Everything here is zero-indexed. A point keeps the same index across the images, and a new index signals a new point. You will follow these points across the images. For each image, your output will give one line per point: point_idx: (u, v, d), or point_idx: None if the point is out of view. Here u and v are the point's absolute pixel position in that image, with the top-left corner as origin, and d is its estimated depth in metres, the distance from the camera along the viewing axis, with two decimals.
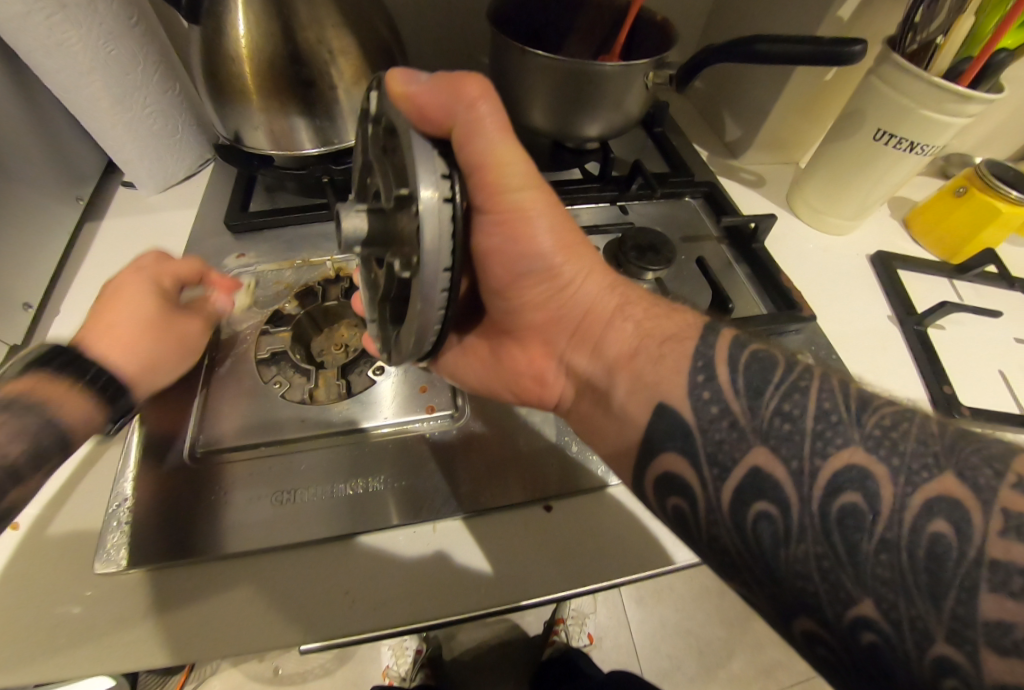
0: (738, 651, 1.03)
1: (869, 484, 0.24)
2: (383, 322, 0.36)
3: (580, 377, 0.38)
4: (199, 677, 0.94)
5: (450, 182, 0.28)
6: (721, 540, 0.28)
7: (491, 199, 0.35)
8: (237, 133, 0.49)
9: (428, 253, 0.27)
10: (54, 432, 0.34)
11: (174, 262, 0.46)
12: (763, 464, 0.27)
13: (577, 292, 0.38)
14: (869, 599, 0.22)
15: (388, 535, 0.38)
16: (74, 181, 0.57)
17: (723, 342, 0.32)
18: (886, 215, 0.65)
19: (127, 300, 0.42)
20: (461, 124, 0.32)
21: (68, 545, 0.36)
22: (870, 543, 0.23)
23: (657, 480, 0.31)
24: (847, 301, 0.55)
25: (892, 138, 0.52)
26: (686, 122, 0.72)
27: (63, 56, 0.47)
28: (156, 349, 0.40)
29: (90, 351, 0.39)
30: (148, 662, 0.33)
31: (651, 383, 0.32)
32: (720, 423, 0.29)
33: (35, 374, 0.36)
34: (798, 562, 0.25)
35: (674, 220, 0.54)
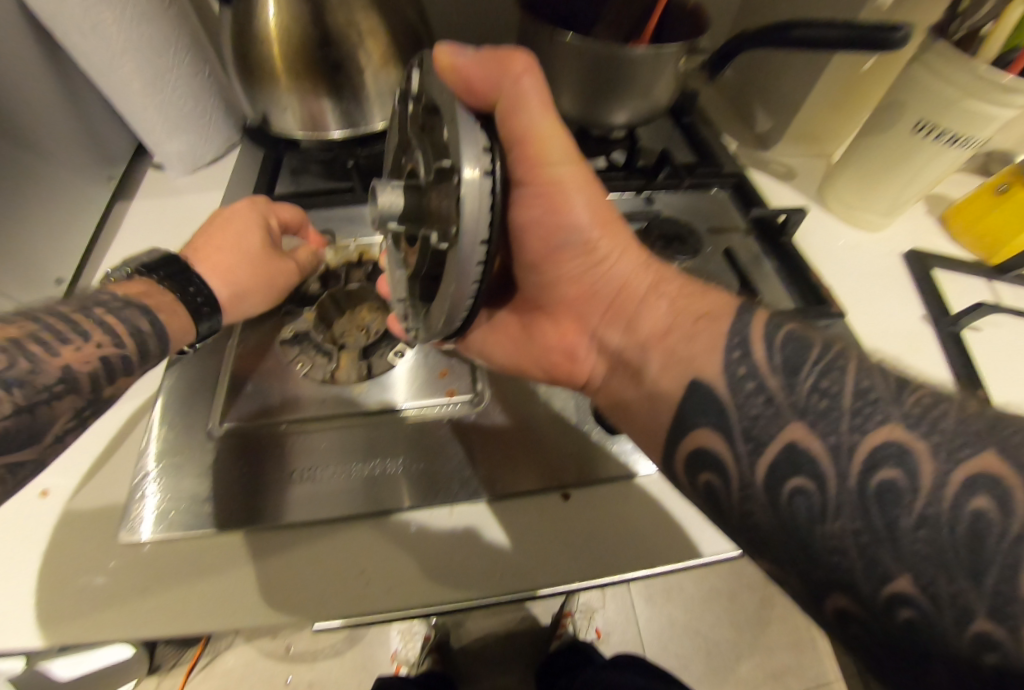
0: (748, 655, 1.02)
1: (908, 458, 0.22)
2: (411, 303, 0.36)
3: (611, 354, 0.37)
4: (214, 651, 0.97)
5: (492, 157, 0.27)
6: (754, 517, 0.27)
7: (530, 171, 0.35)
8: (265, 114, 0.49)
9: (468, 225, 0.26)
10: (159, 339, 0.35)
11: (282, 206, 0.48)
12: (800, 438, 0.26)
13: (612, 269, 0.37)
14: (908, 575, 0.21)
15: (406, 517, 0.38)
16: (106, 161, 0.58)
17: (759, 319, 0.30)
18: (921, 213, 0.63)
19: (240, 233, 0.43)
20: (507, 95, 0.33)
21: (95, 518, 0.37)
22: (909, 520, 0.22)
23: (687, 458, 0.31)
24: (879, 298, 0.53)
25: (933, 129, 0.50)
26: (715, 113, 0.70)
27: (98, 36, 0.47)
28: (249, 279, 0.42)
29: (195, 268, 0.41)
30: (173, 630, 0.34)
31: (683, 356, 0.32)
32: (756, 398, 0.28)
33: (146, 280, 0.38)
34: (833, 538, 0.23)
35: (700, 211, 0.53)
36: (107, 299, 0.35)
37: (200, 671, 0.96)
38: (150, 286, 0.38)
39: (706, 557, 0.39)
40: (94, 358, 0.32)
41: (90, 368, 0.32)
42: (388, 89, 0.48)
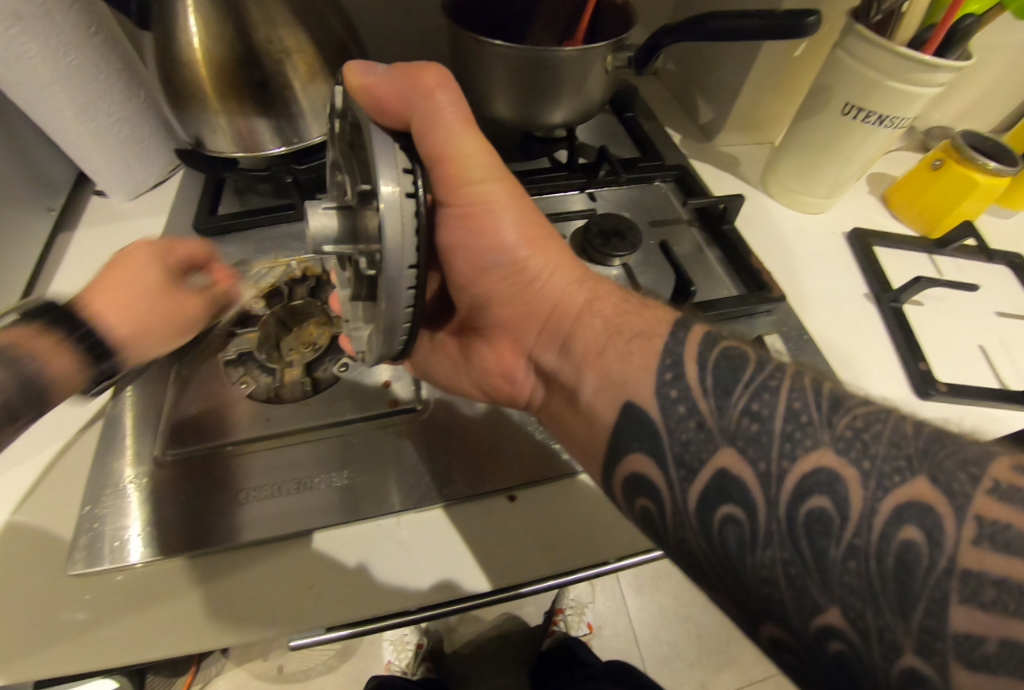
0: (739, 635, 1.04)
1: (838, 486, 0.23)
2: (355, 323, 0.36)
3: (549, 376, 0.37)
4: (206, 677, 0.96)
5: (413, 178, 0.27)
6: (688, 543, 0.28)
7: (454, 192, 0.34)
8: (198, 137, 0.48)
9: (390, 253, 0.26)
10: (42, 386, 0.33)
11: (183, 244, 0.45)
12: (731, 465, 0.26)
13: (544, 288, 0.37)
14: (836, 608, 0.22)
15: (376, 524, 0.39)
16: (45, 191, 0.57)
17: (694, 339, 0.31)
18: (863, 192, 0.64)
19: (135, 267, 0.41)
20: (420, 115, 0.32)
21: (36, 557, 0.36)
22: (838, 550, 0.22)
23: (625, 483, 0.31)
24: (823, 279, 0.55)
25: (861, 111, 0.51)
26: (659, 106, 0.71)
27: (23, 69, 0.47)
28: (151, 314, 0.40)
29: (81, 309, 0.38)
30: (141, 657, 0.34)
31: (617, 379, 0.32)
32: (687, 423, 0.29)
33: (19, 329, 0.33)
34: (763, 568, 0.24)
35: (641, 205, 0.54)
36: None
37: None
38: (23, 332, 0.33)
39: (648, 553, 0.40)
40: (11, 383, 0.32)
41: (13, 394, 0.32)
42: (321, 104, 0.48)
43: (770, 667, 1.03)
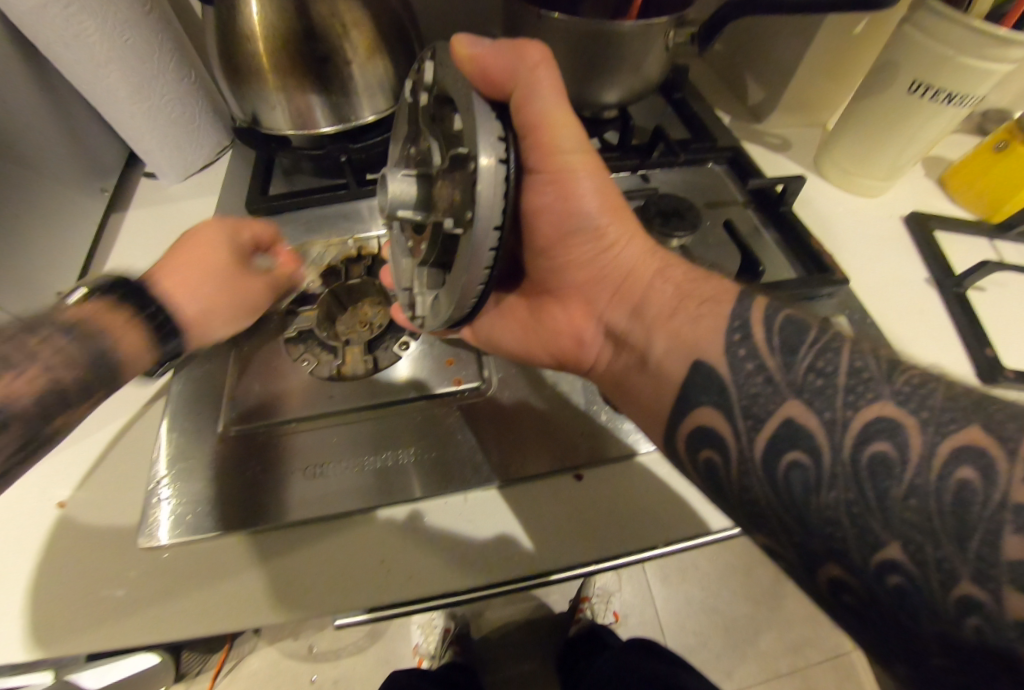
0: (766, 628, 1.03)
1: (899, 433, 0.23)
2: (416, 288, 0.35)
3: (619, 339, 0.36)
4: (240, 654, 0.98)
5: (506, 145, 0.27)
6: (752, 491, 0.27)
7: (545, 159, 0.34)
8: (254, 114, 0.49)
9: (483, 210, 0.26)
10: (111, 361, 0.32)
11: (249, 224, 0.45)
12: (795, 414, 0.26)
13: (621, 255, 0.36)
14: (896, 543, 0.21)
15: (421, 506, 0.39)
16: (98, 172, 0.58)
17: (758, 304, 0.30)
18: (919, 175, 0.62)
19: (204, 249, 0.41)
20: (523, 85, 0.33)
21: (115, 528, 0.37)
22: (899, 489, 0.22)
23: (689, 437, 0.30)
24: (882, 262, 0.53)
25: (929, 89, 0.49)
26: (706, 88, 0.70)
27: (81, 46, 0.47)
28: (219, 295, 0.40)
29: (154, 289, 0.38)
30: (199, 630, 0.34)
31: (687, 338, 0.31)
32: (756, 379, 0.27)
33: (101, 299, 0.34)
34: (826, 510, 0.23)
35: (695, 186, 0.53)
36: (50, 324, 0.31)
37: (227, 675, 0.97)
38: (99, 305, 0.34)
39: (712, 534, 0.39)
40: (41, 384, 0.29)
41: (43, 392, 0.29)
42: (376, 82, 0.48)
43: (798, 661, 1.02)
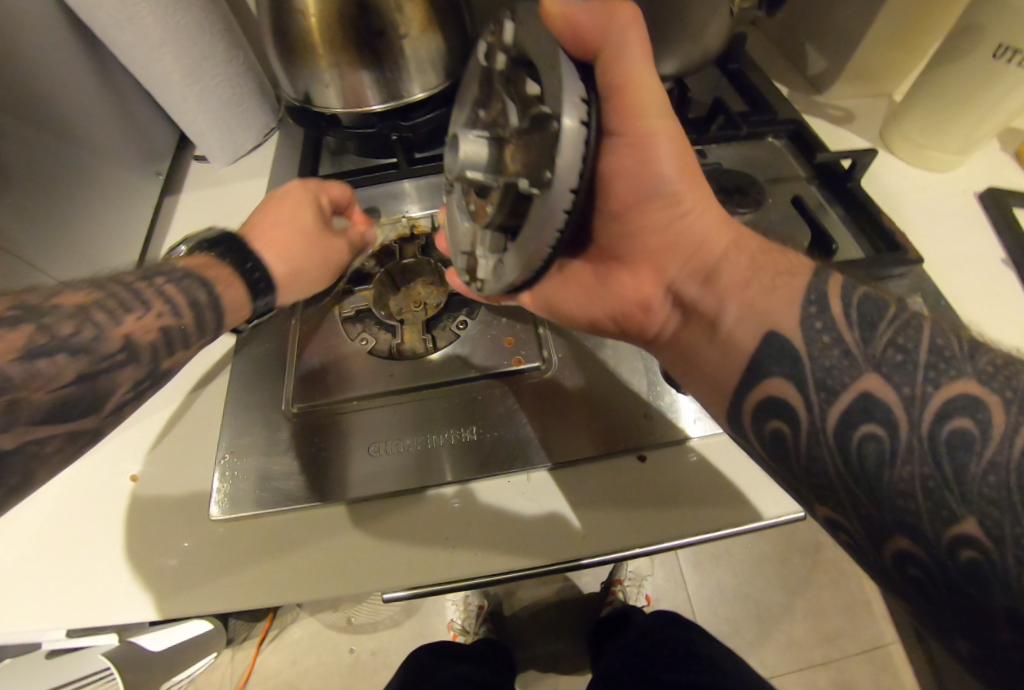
0: (799, 616, 1.01)
1: (981, 411, 0.22)
2: (479, 250, 0.34)
3: (686, 309, 0.34)
4: (282, 623, 1.02)
5: (589, 108, 0.26)
6: (821, 463, 0.26)
7: (625, 117, 0.31)
8: (308, 94, 0.48)
9: (561, 171, 0.25)
10: (216, 314, 0.36)
11: (329, 185, 0.47)
12: (874, 388, 0.25)
13: (697, 224, 0.33)
14: (974, 518, 0.21)
15: (480, 484, 0.39)
16: (153, 156, 0.59)
17: (835, 278, 0.29)
18: (995, 149, 0.58)
19: (293, 208, 0.44)
20: (611, 44, 0.31)
21: (182, 504, 0.39)
22: (979, 465, 0.22)
23: (755, 408, 0.30)
24: (958, 240, 0.50)
25: (1016, 53, 0.46)
26: (764, 59, 0.67)
27: (136, 28, 0.48)
28: (303, 257, 0.42)
29: (250, 244, 0.41)
30: (267, 599, 0.36)
31: (757, 309, 0.29)
32: (831, 350, 0.27)
33: (204, 255, 0.38)
34: (901, 482, 0.23)
35: (757, 162, 0.51)
36: (166, 272, 0.35)
37: (270, 643, 1.01)
38: (205, 258, 0.38)
39: (771, 518, 0.37)
40: (155, 328, 0.32)
41: (158, 333, 0.32)
42: (427, 58, 0.47)
43: (832, 652, 0.99)
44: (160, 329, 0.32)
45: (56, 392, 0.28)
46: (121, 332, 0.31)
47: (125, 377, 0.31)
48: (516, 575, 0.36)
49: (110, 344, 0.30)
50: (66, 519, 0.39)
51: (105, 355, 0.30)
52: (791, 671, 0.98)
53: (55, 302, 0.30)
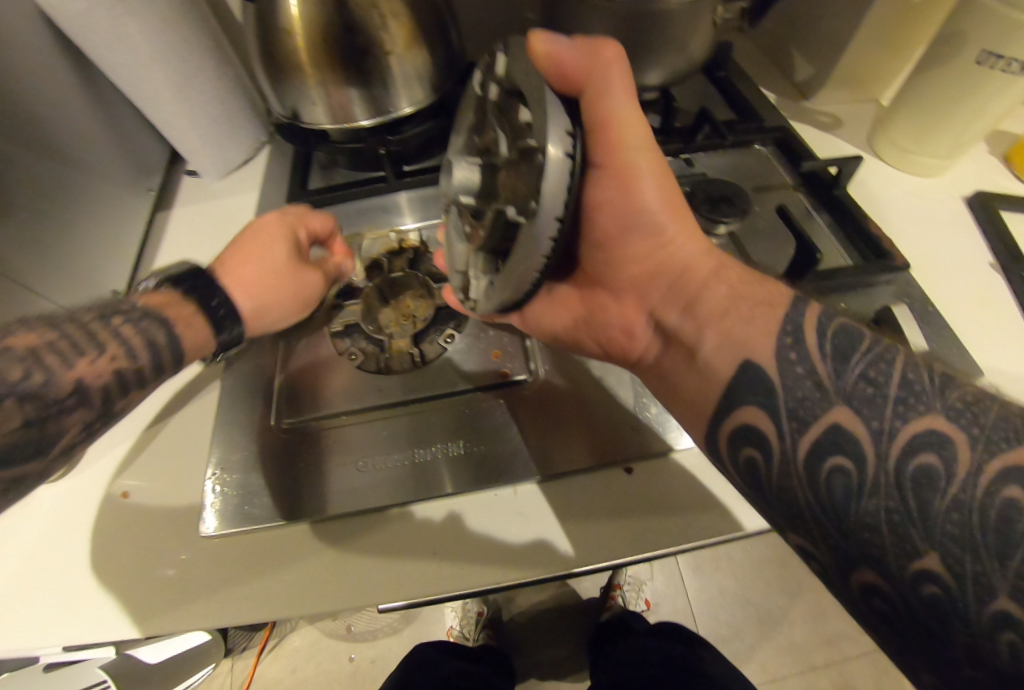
0: (798, 620, 1.01)
1: (947, 447, 0.22)
2: (473, 272, 0.35)
3: (667, 335, 0.35)
4: (282, 632, 1.02)
5: (574, 139, 0.26)
6: (791, 492, 0.26)
7: (609, 155, 0.33)
8: (295, 110, 0.49)
9: (545, 201, 0.25)
10: (173, 352, 0.36)
11: (311, 216, 0.47)
12: (844, 421, 0.25)
13: (678, 253, 0.35)
14: (934, 553, 0.21)
15: (467, 499, 0.39)
16: (143, 172, 0.59)
17: (813, 309, 0.29)
18: (981, 153, 0.58)
19: (266, 244, 0.43)
20: (597, 83, 0.32)
21: (167, 525, 0.39)
22: (941, 502, 0.21)
23: (731, 435, 0.30)
24: (944, 245, 0.51)
25: (998, 59, 0.46)
26: (751, 67, 0.67)
27: (125, 48, 0.48)
28: (274, 292, 0.42)
29: (219, 279, 0.41)
30: (252, 616, 0.36)
31: (739, 338, 0.30)
32: (804, 382, 0.27)
33: (167, 293, 0.38)
34: (867, 515, 0.23)
35: (742, 170, 0.51)
36: (128, 311, 0.35)
37: (270, 652, 1.01)
38: (169, 295, 0.38)
39: (748, 532, 0.37)
40: (109, 370, 0.32)
41: (118, 370, 0.32)
42: (412, 73, 0.47)
43: (832, 655, 0.98)
44: (116, 369, 0.32)
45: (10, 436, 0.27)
46: (82, 369, 0.31)
47: (76, 419, 0.31)
48: (502, 589, 0.36)
49: (66, 383, 0.30)
50: (50, 537, 0.39)
51: (54, 400, 0.29)
52: (790, 675, 0.97)
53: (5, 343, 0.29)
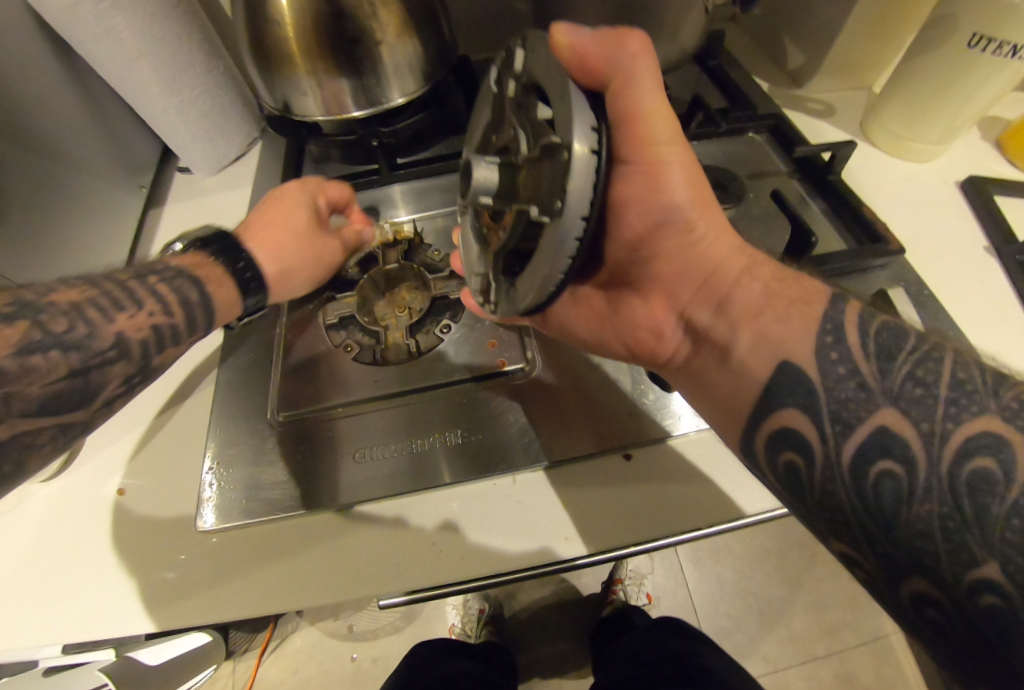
0: (799, 610, 1.01)
1: (1004, 450, 0.22)
2: (491, 273, 0.35)
3: (698, 335, 0.34)
4: (284, 633, 1.02)
5: (599, 135, 0.27)
6: (834, 497, 0.26)
7: (637, 150, 0.33)
8: (286, 102, 0.48)
9: (572, 199, 0.25)
10: (205, 310, 0.37)
11: (330, 185, 0.48)
12: (892, 423, 0.25)
13: (708, 250, 0.34)
14: (995, 562, 0.21)
15: (464, 488, 0.39)
16: (134, 169, 0.59)
17: (853, 307, 0.29)
18: (975, 138, 0.58)
19: (285, 212, 0.44)
20: (621, 74, 0.32)
21: (169, 523, 0.38)
22: (1001, 507, 0.21)
23: (770, 436, 0.29)
24: (937, 229, 0.51)
25: (991, 42, 0.46)
26: (743, 55, 0.67)
27: (113, 42, 0.47)
28: (297, 256, 0.43)
29: (245, 242, 0.42)
30: (257, 609, 0.36)
31: (772, 338, 0.30)
32: (848, 382, 0.27)
33: (197, 254, 0.39)
34: (919, 522, 0.23)
35: (737, 157, 0.51)
36: (162, 270, 0.36)
37: (272, 653, 1.01)
38: (198, 258, 0.39)
39: (747, 517, 0.37)
40: (146, 324, 0.33)
41: (151, 330, 0.33)
42: (405, 63, 0.47)
43: (834, 645, 0.99)
44: (152, 324, 0.33)
45: (49, 387, 0.28)
46: (117, 325, 0.32)
47: (112, 377, 0.32)
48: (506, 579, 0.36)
49: (107, 337, 0.31)
50: (48, 538, 0.38)
51: (98, 352, 0.31)
52: (793, 665, 0.98)
53: (51, 300, 0.30)
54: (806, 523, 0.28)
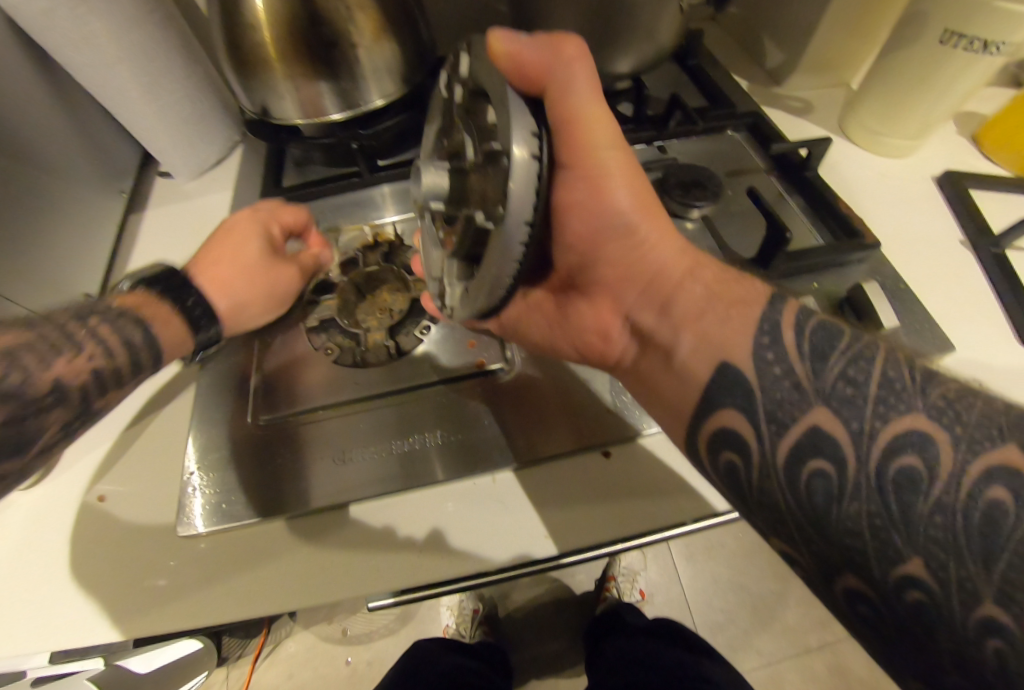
0: (792, 602, 1.02)
1: (929, 448, 0.22)
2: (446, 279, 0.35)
3: (645, 339, 0.35)
4: (277, 638, 1.01)
5: (539, 140, 0.27)
6: (772, 496, 0.26)
7: (575, 154, 0.33)
8: (264, 106, 0.48)
9: (513, 206, 0.26)
10: (151, 349, 0.37)
11: (286, 210, 0.48)
12: (824, 423, 0.25)
13: (651, 254, 0.34)
14: (918, 559, 0.21)
15: (447, 490, 0.39)
16: (115, 174, 0.58)
17: (791, 307, 0.29)
18: (951, 133, 0.59)
19: (238, 245, 0.45)
20: (558, 79, 0.32)
21: (139, 531, 0.38)
22: (925, 505, 0.21)
23: (708, 440, 0.30)
24: (912, 223, 0.51)
25: (962, 38, 0.46)
26: (723, 52, 0.68)
27: (91, 49, 0.47)
28: (247, 289, 0.43)
29: (192, 280, 0.43)
30: (237, 614, 0.36)
31: (717, 338, 0.30)
32: (782, 383, 0.27)
33: (144, 294, 0.40)
34: (849, 520, 0.23)
35: (715, 154, 0.51)
36: (99, 313, 0.36)
37: (265, 659, 1.00)
38: (146, 298, 0.39)
39: (720, 516, 0.38)
40: (87, 368, 0.33)
41: (94, 373, 0.33)
42: (382, 66, 0.47)
43: (826, 637, 0.99)
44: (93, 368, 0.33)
45: None
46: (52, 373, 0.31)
47: (52, 420, 0.31)
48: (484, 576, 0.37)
49: (42, 385, 0.30)
50: (21, 546, 0.38)
51: (34, 399, 0.30)
52: (786, 658, 0.98)
53: None
54: (749, 521, 0.29)
